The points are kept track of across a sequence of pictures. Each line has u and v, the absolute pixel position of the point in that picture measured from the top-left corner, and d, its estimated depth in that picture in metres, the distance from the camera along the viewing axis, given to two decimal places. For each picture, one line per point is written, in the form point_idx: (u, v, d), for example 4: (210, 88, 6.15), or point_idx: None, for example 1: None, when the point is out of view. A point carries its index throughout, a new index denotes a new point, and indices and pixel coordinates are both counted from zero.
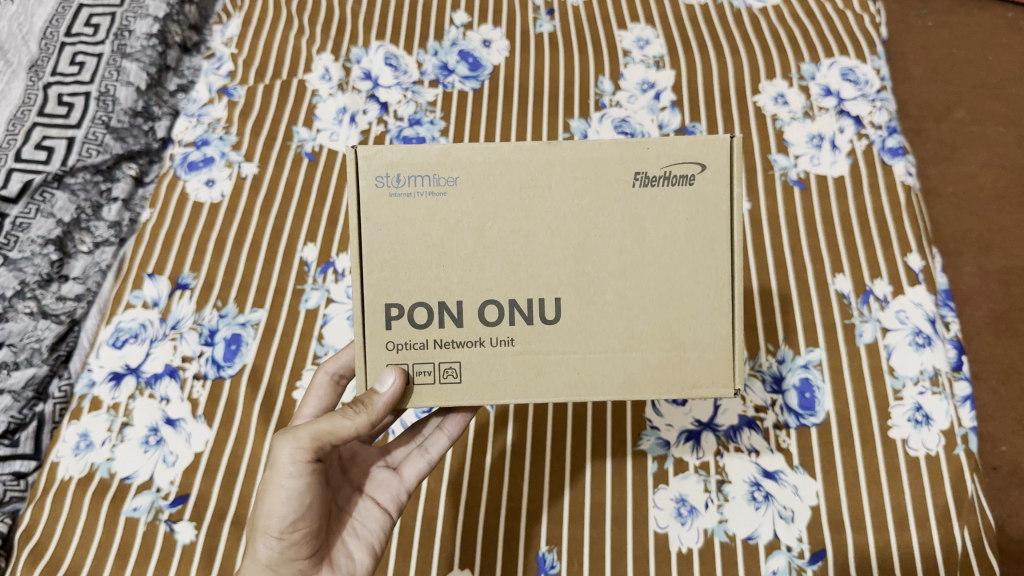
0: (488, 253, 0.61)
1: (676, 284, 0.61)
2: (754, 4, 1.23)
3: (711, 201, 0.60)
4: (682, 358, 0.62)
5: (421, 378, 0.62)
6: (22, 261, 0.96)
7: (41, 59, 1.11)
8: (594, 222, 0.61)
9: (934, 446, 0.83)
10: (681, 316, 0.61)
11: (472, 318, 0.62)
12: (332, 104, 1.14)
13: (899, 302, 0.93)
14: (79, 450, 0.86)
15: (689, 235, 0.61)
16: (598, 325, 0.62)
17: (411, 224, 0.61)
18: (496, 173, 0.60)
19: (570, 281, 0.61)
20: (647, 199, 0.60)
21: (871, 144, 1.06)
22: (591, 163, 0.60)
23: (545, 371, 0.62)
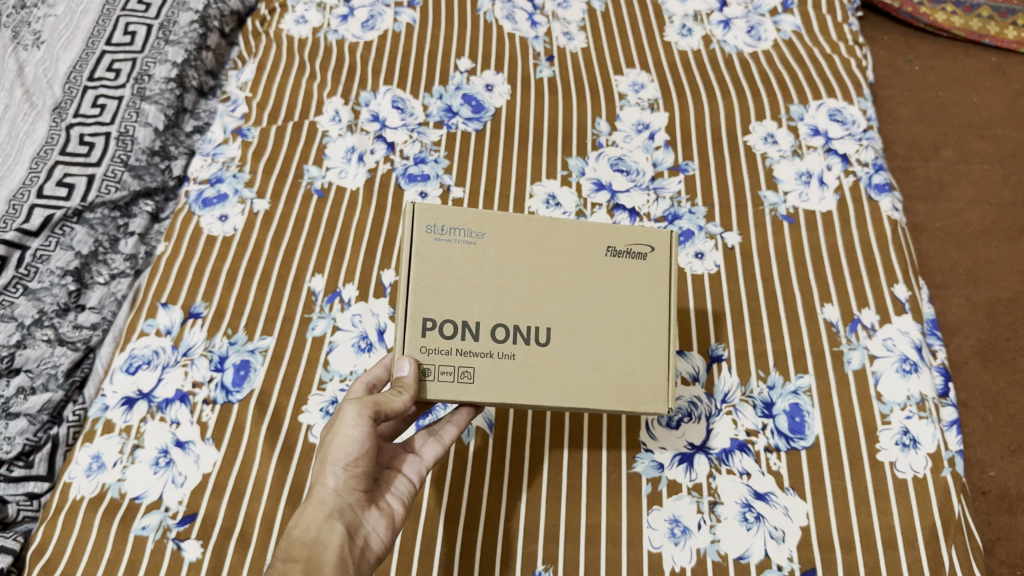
0: (502, 287, 0.71)
1: (632, 331, 0.72)
2: (745, 50, 1.30)
3: (658, 274, 0.73)
4: (635, 382, 0.71)
5: (441, 379, 0.69)
6: (41, 291, 1.01)
7: (64, 102, 1.18)
8: (571, 276, 0.72)
9: (922, 469, 0.86)
10: (635, 352, 0.72)
11: (486, 334, 0.70)
12: (342, 144, 1.18)
13: (886, 330, 0.96)
14: (91, 470, 0.88)
15: (642, 294, 0.73)
16: (575, 352, 0.71)
17: (445, 259, 0.70)
18: (509, 230, 0.72)
19: (558, 317, 0.71)
20: (613, 266, 0.73)
21: (858, 180, 1.10)
22: (577, 236, 0.73)
23: (536, 383, 0.70)
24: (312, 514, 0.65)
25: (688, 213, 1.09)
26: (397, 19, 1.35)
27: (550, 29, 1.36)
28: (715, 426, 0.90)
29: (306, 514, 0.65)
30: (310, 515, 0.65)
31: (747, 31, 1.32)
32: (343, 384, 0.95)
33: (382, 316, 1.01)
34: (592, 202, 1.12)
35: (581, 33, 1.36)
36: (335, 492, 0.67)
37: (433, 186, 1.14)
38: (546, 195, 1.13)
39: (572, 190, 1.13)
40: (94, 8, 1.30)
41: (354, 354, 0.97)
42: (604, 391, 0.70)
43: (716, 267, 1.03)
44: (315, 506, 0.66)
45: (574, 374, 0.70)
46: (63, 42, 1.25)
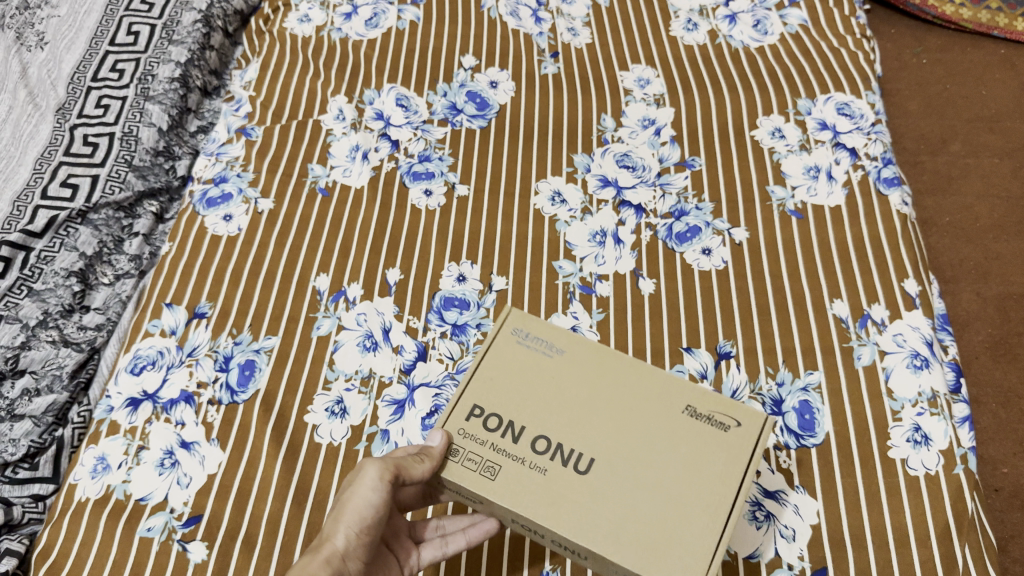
0: (560, 405, 0.70)
1: (685, 492, 0.65)
2: (751, 44, 1.29)
3: (737, 451, 0.66)
4: (666, 543, 0.63)
5: (462, 466, 0.67)
6: (46, 291, 1.01)
7: (68, 102, 1.18)
8: (634, 416, 0.69)
9: (934, 466, 0.84)
10: (680, 515, 0.64)
11: (525, 441, 0.68)
12: (346, 143, 1.18)
13: (896, 326, 0.95)
14: (96, 472, 0.88)
15: (707, 461, 0.66)
16: (610, 486, 0.66)
17: (515, 367, 0.72)
18: (588, 357, 0.73)
19: (605, 448, 0.68)
20: (687, 424, 0.68)
21: (867, 174, 1.09)
22: (653, 382, 0.71)
23: (557, 503, 0.65)
24: (316, 567, 0.61)
25: (695, 210, 1.08)
26: (401, 17, 1.34)
27: (555, 25, 1.35)
28: None
29: (310, 568, 0.61)
30: (312, 568, 0.61)
31: (753, 25, 1.31)
32: (348, 383, 0.94)
33: (387, 314, 1.00)
34: (598, 198, 1.11)
35: (586, 29, 1.35)
36: (343, 555, 0.63)
37: (437, 184, 1.13)
38: (551, 191, 1.12)
39: (577, 187, 1.13)
40: (98, 8, 1.30)
41: (359, 353, 0.96)
42: (625, 543, 0.63)
43: (723, 263, 1.02)
44: (321, 561, 0.61)
45: (603, 509, 0.65)
46: (67, 43, 1.25)
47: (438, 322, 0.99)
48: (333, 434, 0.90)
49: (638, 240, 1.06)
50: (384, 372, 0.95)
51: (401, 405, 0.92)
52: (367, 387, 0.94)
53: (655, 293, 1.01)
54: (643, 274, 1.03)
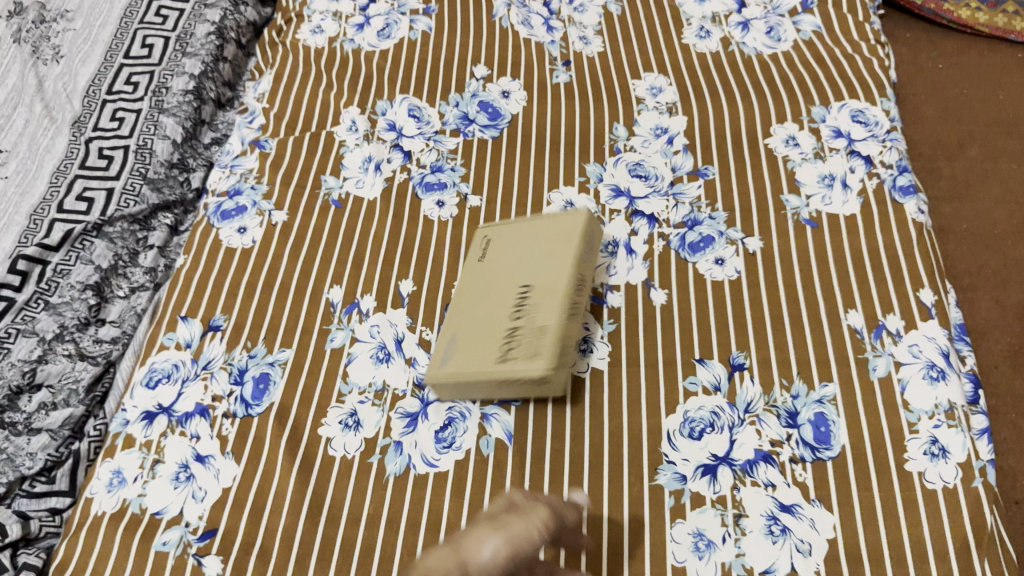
0: (493, 317, 0.94)
1: (557, 233, 0.99)
2: (765, 50, 1.28)
3: (536, 218, 1.03)
4: (578, 232, 0.97)
5: (535, 346, 0.88)
6: (62, 305, 1.02)
7: (84, 116, 1.20)
8: (507, 278, 0.97)
9: (952, 479, 0.84)
10: (568, 235, 0.98)
11: (510, 323, 0.92)
12: (358, 154, 1.18)
13: (912, 336, 0.94)
14: (112, 485, 0.88)
15: (544, 225, 1.01)
16: (545, 270, 0.95)
17: (451, 354, 0.92)
18: (456, 309, 0.97)
19: (527, 283, 0.95)
20: (507, 251, 1.01)
21: (882, 182, 1.08)
22: (474, 278, 1.00)
23: (550, 294, 0.92)
24: None
25: (708, 219, 1.08)
26: (413, 27, 1.34)
27: (567, 34, 1.35)
28: (739, 436, 0.88)
29: None
30: None
31: (766, 31, 1.30)
32: (361, 396, 0.94)
33: (400, 326, 1.00)
34: (610, 209, 1.11)
35: (598, 37, 1.34)
36: None
37: (450, 194, 1.13)
38: (563, 202, 1.12)
39: (590, 197, 1.12)
40: (113, 22, 1.32)
41: (372, 365, 0.96)
42: (576, 251, 0.95)
43: (736, 273, 1.02)
44: None
45: (562, 264, 0.94)
46: (82, 56, 1.27)
47: None
48: (347, 447, 0.90)
49: (651, 250, 1.06)
50: (397, 385, 0.94)
51: (415, 417, 0.92)
52: (381, 400, 0.93)
53: (667, 303, 1.00)
54: (655, 284, 1.03)
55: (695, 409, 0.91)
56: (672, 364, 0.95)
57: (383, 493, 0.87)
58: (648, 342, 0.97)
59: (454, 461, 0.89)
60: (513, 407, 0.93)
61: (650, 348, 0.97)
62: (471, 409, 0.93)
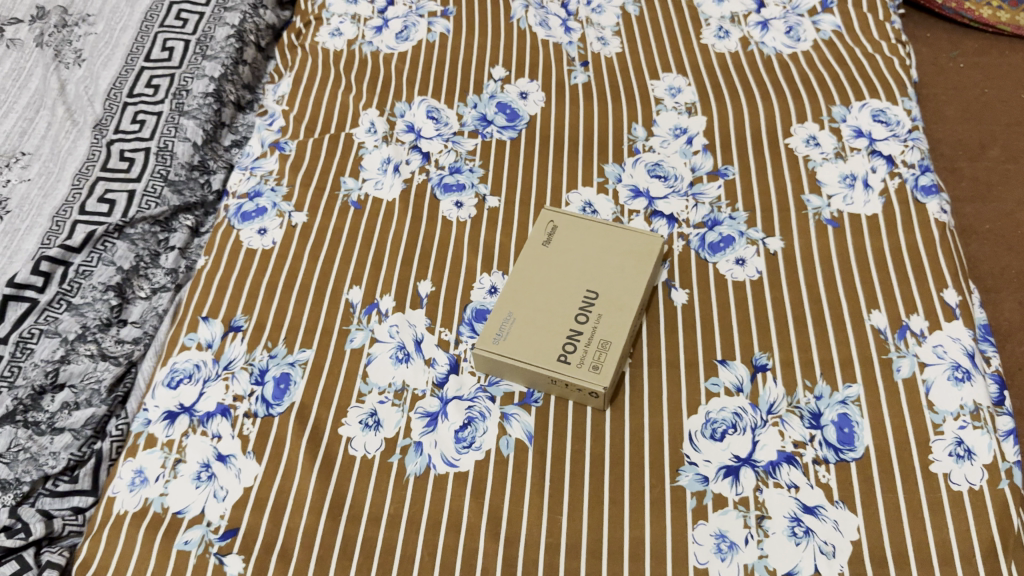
0: (555, 310, 0.94)
1: (613, 245, 1.00)
2: (784, 50, 1.27)
3: (593, 221, 1.03)
4: (636, 250, 0.99)
5: (599, 358, 0.89)
6: (84, 306, 1.03)
7: (105, 118, 1.21)
8: (570, 271, 0.97)
9: (978, 481, 0.83)
10: (625, 250, 0.99)
11: (573, 324, 0.92)
12: (377, 155, 1.18)
13: (936, 337, 0.93)
14: (134, 485, 0.89)
15: (601, 232, 1.02)
16: (606, 278, 0.96)
17: (513, 338, 0.91)
18: (518, 290, 0.96)
19: (586, 283, 0.96)
20: (560, 245, 1.01)
21: (904, 182, 1.07)
22: (531, 264, 0.99)
23: (613, 304, 0.94)
24: None
25: (729, 219, 1.07)
26: (431, 29, 1.34)
27: (584, 35, 1.35)
28: (761, 438, 0.88)
29: None
30: None
31: (785, 31, 1.30)
32: (382, 396, 0.94)
33: (419, 327, 1.00)
34: (629, 209, 1.10)
35: (616, 38, 1.34)
36: None
37: (468, 195, 1.13)
38: (582, 203, 1.12)
39: (609, 197, 1.12)
40: (133, 25, 1.33)
41: (392, 365, 0.96)
42: (633, 270, 0.97)
43: (757, 274, 1.01)
44: None
45: (620, 277, 0.96)
46: (103, 59, 1.28)
47: (469, 334, 0.99)
48: (367, 447, 0.90)
49: (671, 250, 1.05)
50: (417, 385, 0.94)
51: (434, 417, 0.92)
52: (401, 400, 0.93)
53: (687, 303, 1.00)
54: (675, 284, 1.02)
55: (717, 410, 0.90)
56: (693, 364, 0.94)
57: (403, 493, 0.87)
58: (668, 342, 0.97)
59: (474, 461, 0.89)
60: (533, 407, 0.92)
61: (671, 348, 0.96)
62: (490, 408, 0.92)
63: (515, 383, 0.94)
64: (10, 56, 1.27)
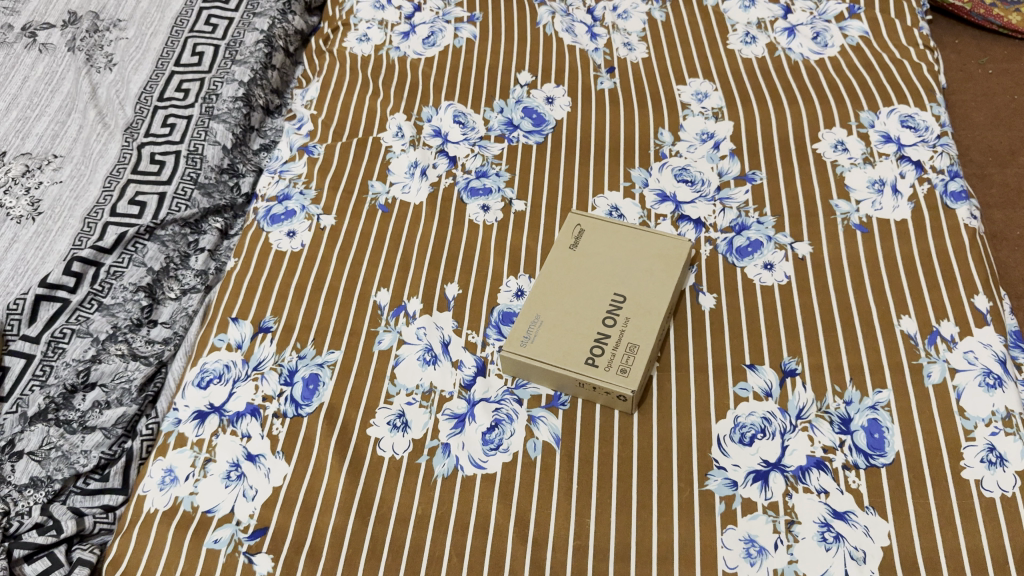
0: (582, 314, 0.94)
1: (641, 247, 1.00)
2: (811, 56, 1.27)
3: (620, 224, 1.03)
4: (664, 254, 0.99)
5: (627, 360, 0.89)
6: (115, 306, 1.05)
7: (136, 122, 1.23)
8: (598, 275, 0.98)
9: (1011, 488, 0.82)
10: (653, 253, 0.99)
11: (602, 327, 0.92)
12: (405, 159, 1.19)
13: (967, 343, 0.93)
14: (164, 484, 0.89)
15: (629, 235, 1.02)
16: (634, 281, 0.97)
17: (541, 342, 0.92)
18: (547, 294, 0.96)
19: (614, 286, 0.96)
20: (588, 248, 1.01)
21: (933, 187, 1.07)
22: (559, 268, 0.99)
23: (643, 307, 0.94)
24: None
25: (756, 224, 1.07)
26: (458, 35, 1.35)
27: (610, 41, 1.35)
28: (791, 443, 0.87)
29: None
30: None
31: (812, 37, 1.30)
32: (409, 397, 0.94)
33: (446, 329, 1.00)
34: (656, 213, 1.10)
35: (642, 44, 1.34)
36: None
37: (495, 199, 1.14)
38: (608, 207, 1.12)
39: (635, 202, 1.12)
40: (163, 30, 1.35)
41: (420, 367, 0.96)
42: (662, 272, 0.97)
43: (786, 278, 1.01)
44: None
45: (649, 280, 0.96)
46: (134, 64, 1.30)
47: (496, 337, 0.99)
48: (395, 448, 0.90)
49: (698, 254, 1.05)
50: (444, 387, 0.95)
51: (462, 419, 0.92)
52: (429, 401, 0.94)
53: (715, 307, 1.00)
54: (703, 289, 1.02)
55: (745, 415, 0.90)
56: (721, 368, 0.94)
57: (431, 494, 0.87)
58: (696, 345, 0.97)
59: (502, 463, 0.89)
60: (560, 410, 0.92)
61: (699, 352, 0.96)
62: (517, 411, 0.92)
63: (542, 386, 0.94)
64: (43, 61, 1.29)
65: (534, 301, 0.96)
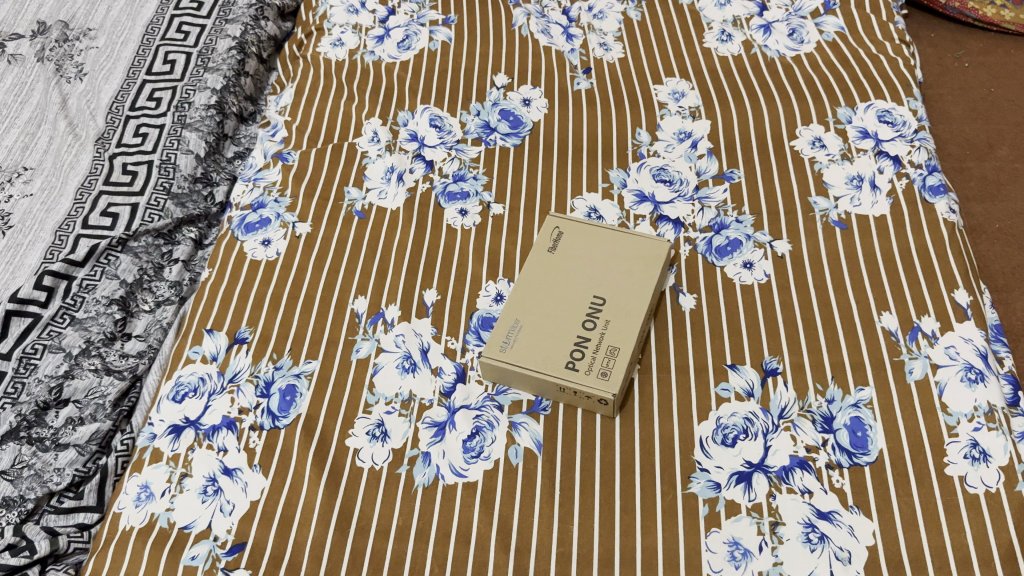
0: (562, 318, 0.93)
1: (620, 249, 0.99)
2: (788, 53, 1.27)
3: (598, 225, 1.02)
4: (643, 256, 0.98)
5: (609, 363, 0.88)
6: (88, 320, 1.03)
7: (107, 132, 1.21)
8: (578, 278, 0.97)
9: (994, 483, 0.82)
10: (632, 255, 0.98)
11: (582, 331, 0.91)
12: (381, 164, 1.18)
13: (948, 338, 0.92)
14: (140, 500, 0.88)
15: (607, 237, 1.01)
16: (614, 283, 0.96)
17: (521, 347, 0.91)
18: (526, 298, 0.95)
19: (594, 288, 0.95)
20: (567, 251, 1.00)
21: (911, 182, 1.07)
22: (538, 271, 0.98)
23: (623, 310, 0.93)
24: None
25: (735, 222, 1.07)
26: (432, 38, 1.34)
27: (586, 41, 1.34)
28: (774, 443, 0.87)
29: None
30: None
31: (788, 34, 1.29)
32: (388, 406, 0.93)
33: (425, 335, 0.99)
34: (635, 214, 1.09)
35: (618, 44, 1.34)
36: None
37: (473, 203, 1.13)
38: (587, 208, 1.11)
39: (614, 203, 1.11)
40: (135, 39, 1.33)
41: (399, 375, 0.95)
42: (641, 273, 0.96)
43: (765, 277, 1.00)
44: None
45: (629, 282, 0.96)
46: (105, 73, 1.28)
47: (476, 342, 0.98)
48: (375, 458, 0.89)
49: (677, 255, 1.05)
50: (424, 395, 0.94)
51: (442, 427, 0.91)
52: (408, 410, 0.92)
53: (696, 308, 0.99)
54: (683, 289, 1.01)
55: (728, 415, 0.89)
56: (702, 369, 0.94)
57: (412, 504, 0.86)
58: (677, 346, 0.96)
59: (483, 471, 0.88)
60: (542, 416, 0.91)
61: (680, 353, 0.95)
62: (498, 417, 0.91)
63: (523, 391, 0.93)
64: (12, 72, 1.27)
65: (514, 305, 0.95)
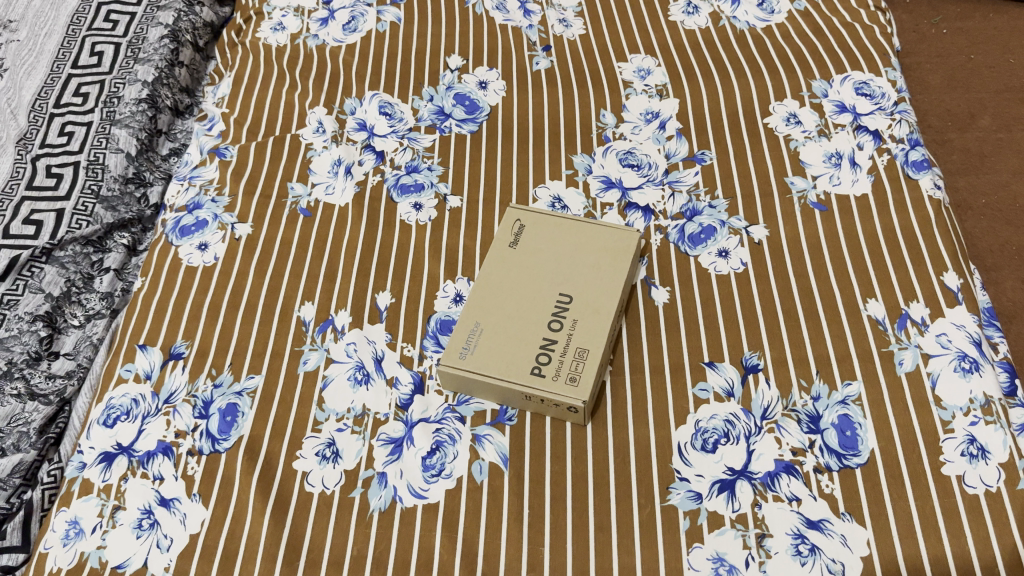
0: (526, 319, 0.86)
1: (587, 242, 0.92)
2: (758, 24, 1.20)
3: (563, 217, 0.95)
4: (612, 248, 0.91)
5: (578, 366, 0.81)
6: (10, 339, 0.94)
7: (30, 132, 1.11)
8: (542, 275, 0.89)
9: (995, 482, 0.76)
10: (600, 248, 0.91)
11: (548, 332, 0.84)
12: (328, 157, 1.10)
13: (939, 325, 0.86)
14: (68, 538, 0.79)
15: (573, 229, 0.93)
16: (581, 279, 0.88)
17: (482, 353, 0.83)
18: (487, 298, 0.88)
19: (561, 285, 0.88)
20: (530, 246, 0.92)
21: (893, 158, 1.00)
22: (500, 269, 0.90)
23: (592, 308, 0.86)
24: None
25: (708, 208, 1.00)
26: (380, 19, 1.26)
27: (545, 17, 1.26)
28: (757, 446, 0.80)
29: None
30: None
31: (757, 4, 1.22)
32: (340, 423, 0.85)
33: (379, 343, 0.92)
34: (602, 202, 1.02)
35: (578, 19, 1.26)
36: None
37: (427, 196, 1.05)
38: (551, 198, 1.03)
39: (579, 190, 1.04)
40: (58, 30, 1.23)
41: (350, 388, 0.88)
42: (610, 267, 0.89)
43: (742, 265, 0.94)
44: None
45: (597, 277, 0.88)
46: (26, 69, 1.18)
47: (434, 349, 0.90)
48: (326, 481, 0.81)
49: (648, 245, 0.98)
50: (378, 409, 0.86)
51: (399, 443, 0.84)
52: (361, 426, 0.85)
53: (670, 301, 0.92)
54: (655, 282, 0.94)
55: (707, 418, 0.83)
56: (678, 369, 0.87)
57: (367, 531, 0.78)
58: (651, 345, 0.89)
59: (445, 490, 0.80)
60: (507, 427, 0.84)
61: (654, 352, 0.88)
62: (460, 430, 0.84)
63: (486, 401, 0.86)
64: None
65: (475, 307, 0.87)
